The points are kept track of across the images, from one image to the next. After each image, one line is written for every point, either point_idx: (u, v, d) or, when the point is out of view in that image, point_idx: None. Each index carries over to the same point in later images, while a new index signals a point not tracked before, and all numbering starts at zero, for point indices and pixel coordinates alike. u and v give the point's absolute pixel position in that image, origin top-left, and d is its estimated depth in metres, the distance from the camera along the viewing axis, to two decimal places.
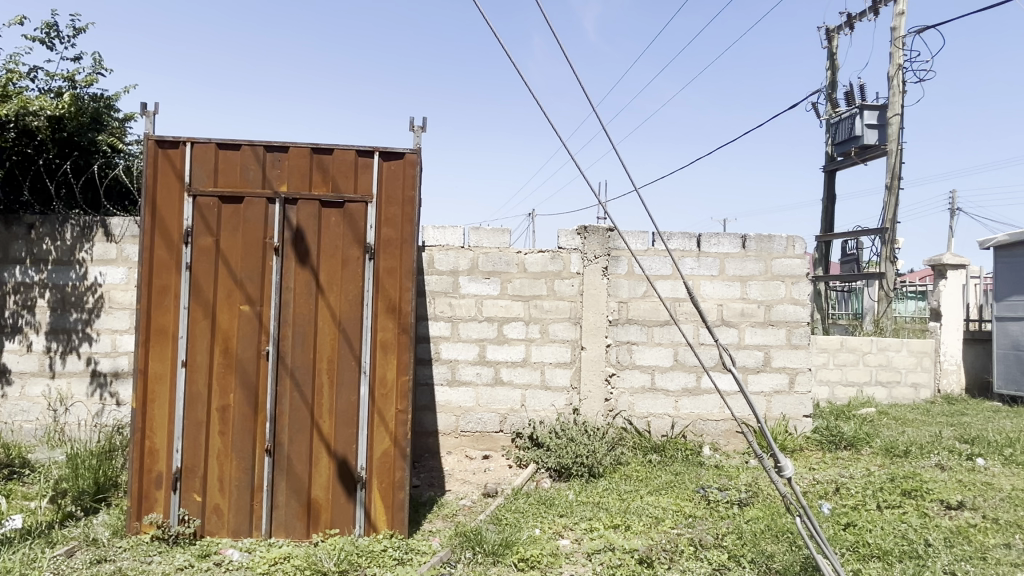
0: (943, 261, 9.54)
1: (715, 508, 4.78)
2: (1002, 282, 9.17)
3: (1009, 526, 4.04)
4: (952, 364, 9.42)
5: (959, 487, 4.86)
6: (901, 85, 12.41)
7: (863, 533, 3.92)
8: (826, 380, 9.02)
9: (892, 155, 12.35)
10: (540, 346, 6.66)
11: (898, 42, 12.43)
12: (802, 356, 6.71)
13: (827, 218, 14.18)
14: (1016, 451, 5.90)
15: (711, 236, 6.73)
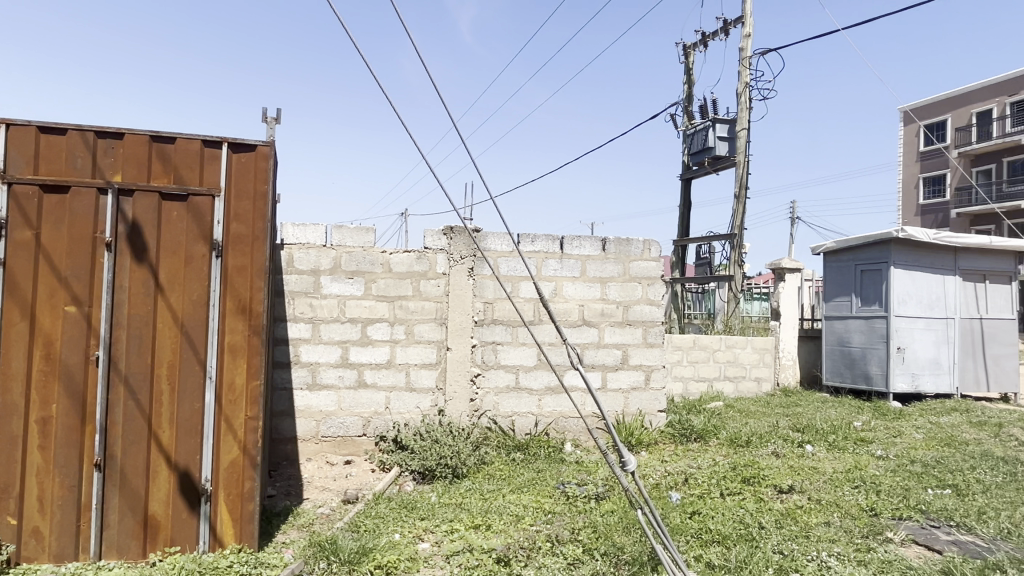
0: (782, 265, 10.37)
1: (574, 503, 4.90)
2: (830, 284, 10.11)
3: (829, 506, 4.44)
4: (790, 359, 10.27)
5: (790, 472, 5.28)
6: (747, 102, 13.39)
7: (706, 520, 4.15)
8: (680, 376, 9.54)
9: (740, 166, 13.29)
10: (405, 347, 6.55)
11: (745, 62, 13.41)
12: (657, 354, 7.05)
13: (683, 224, 15.04)
14: (839, 437, 6.52)
15: (573, 239, 6.92)
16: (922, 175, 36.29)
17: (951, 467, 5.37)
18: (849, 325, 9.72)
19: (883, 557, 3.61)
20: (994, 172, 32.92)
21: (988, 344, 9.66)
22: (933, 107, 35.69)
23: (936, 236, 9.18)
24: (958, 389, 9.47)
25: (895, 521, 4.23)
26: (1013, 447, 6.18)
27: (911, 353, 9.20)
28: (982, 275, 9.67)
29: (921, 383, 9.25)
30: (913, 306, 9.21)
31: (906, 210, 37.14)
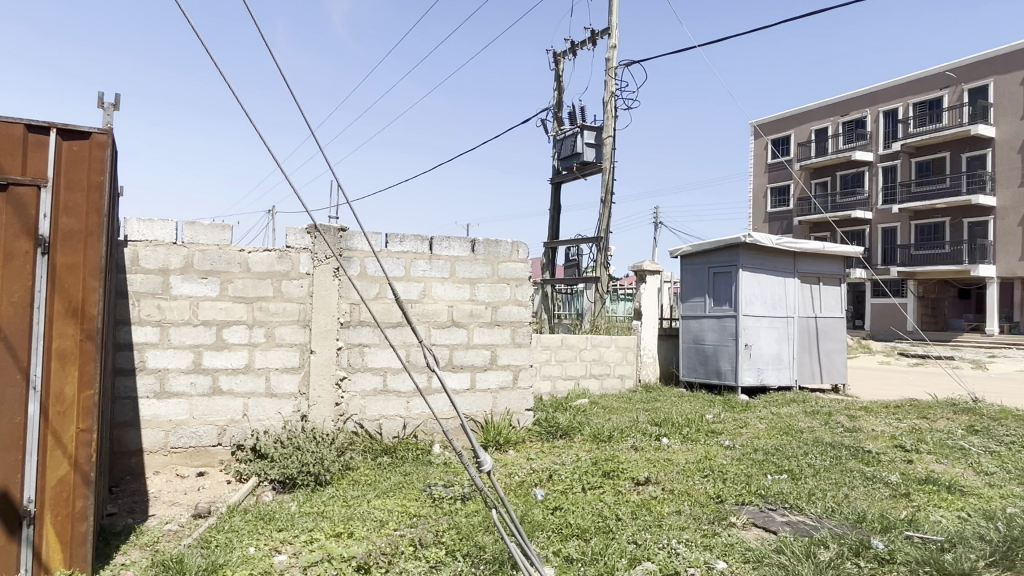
0: (643, 267, 10.86)
1: (439, 505, 4.88)
2: (687, 286, 10.72)
3: (680, 495, 4.71)
4: (650, 357, 10.79)
5: (646, 465, 5.55)
6: (613, 111, 13.95)
7: (567, 515, 4.27)
8: (549, 375, 9.76)
9: (606, 172, 13.82)
10: (264, 351, 6.26)
11: (611, 72, 13.96)
12: (524, 353, 7.21)
13: (553, 227, 15.44)
14: (692, 430, 6.94)
15: (442, 239, 6.90)
16: (769, 185, 39.45)
17: (787, 454, 5.86)
18: (703, 324, 10.36)
19: (726, 541, 3.87)
20: (829, 184, 36.38)
21: (822, 340, 10.63)
22: (778, 124, 38.88)
23: (778, 241, 9.99)
24: (797, 382, 10.35)
25: (738, 506, 4.55)
26: (840, 433, 6.85)
27: (756, 349, 9.95)
28: (816, 277, 10.62)
29: (765, 377, 10.02)
30: (759, 306, 9.97)
31: (756, 217, 40.22)
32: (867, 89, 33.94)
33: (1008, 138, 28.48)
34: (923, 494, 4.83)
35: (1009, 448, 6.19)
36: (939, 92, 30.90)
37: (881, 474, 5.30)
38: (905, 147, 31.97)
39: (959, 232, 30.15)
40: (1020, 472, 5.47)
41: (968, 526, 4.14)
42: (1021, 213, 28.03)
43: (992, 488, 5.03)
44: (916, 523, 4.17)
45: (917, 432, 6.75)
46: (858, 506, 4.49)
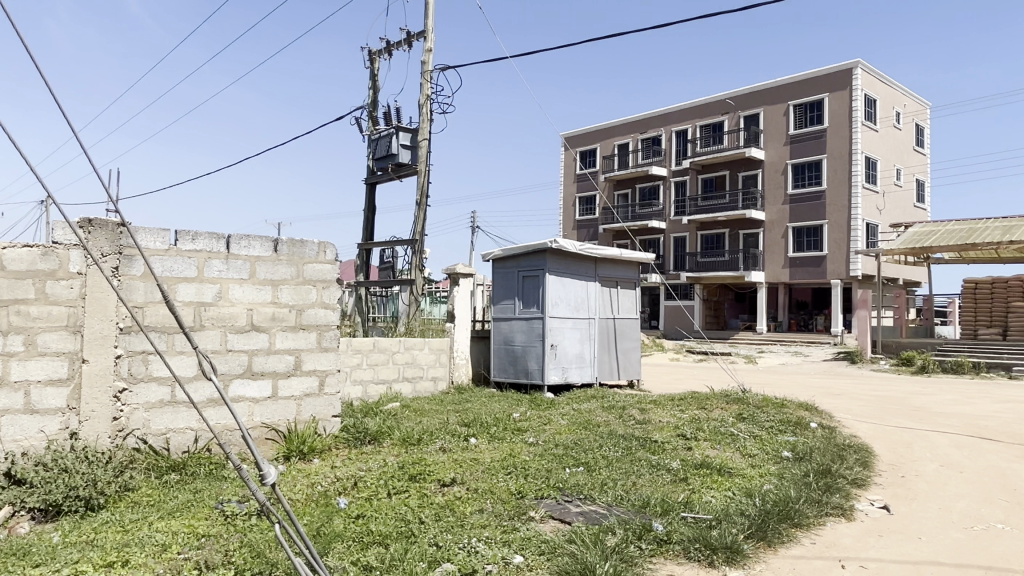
0: (456, 270, 10.96)
1: (232, 523, 4.57)
2: (497, 288, 11.00)
3: (484, 493, 4.81)
4: (463, 358, 10.93)
5: (452, 466, 5.60)
6: (428, 114, 14.01)
7: (369, 523, 4.18)
8: (359, 380, 9.55)
9: (421, 174, 13.84)
10: (23, 362, 5.46)
11: (426, 76, 14.01)
12: (331, 358, 6.99)
13: (368, 228, 15.15)
14: (499, 429, 7.13)
15: (240, 238, 6.49)
16: (578, 195, 41.89)
17: (584, 447, 6.22)
18: (513, 325, 10.70)
19: (524, 535, 4.00)
20: (630, 196, 39.40)
21: (619, 339, 11.44)
22: (586, 137, 41.38)
23: (581, 247, 10.59)
24: (597, 379, 11.04)
25: (537, 501, 4.74)
26: (632, 425, 7.40)
27: (561, 349, 10.47)
28: (615, 281, 11.41)
29: (569, 375, 10.58)
30: (563, 308, 10.50)
31: (566, 224, 42.47)
32: (662, 111, 37.23)
33: (774, 161, 32.64)
34: (698, 477, 5.36)
35: (768, 432, 7.07)
36: (721, 117, 34.67)
37: (665, 461, 5.80)
38: (693, 165, 35.42)
39: (736, 242, 33.99)
40: (775, 452, 6.28)
41: (732, 504, 4.66)
42: (783, 226, 32.23)
43: (753, 468, 5.71)
44: (690, 504, 4.62)
45: (696, 421, 7.49)
46: (643, 492, 4.88)
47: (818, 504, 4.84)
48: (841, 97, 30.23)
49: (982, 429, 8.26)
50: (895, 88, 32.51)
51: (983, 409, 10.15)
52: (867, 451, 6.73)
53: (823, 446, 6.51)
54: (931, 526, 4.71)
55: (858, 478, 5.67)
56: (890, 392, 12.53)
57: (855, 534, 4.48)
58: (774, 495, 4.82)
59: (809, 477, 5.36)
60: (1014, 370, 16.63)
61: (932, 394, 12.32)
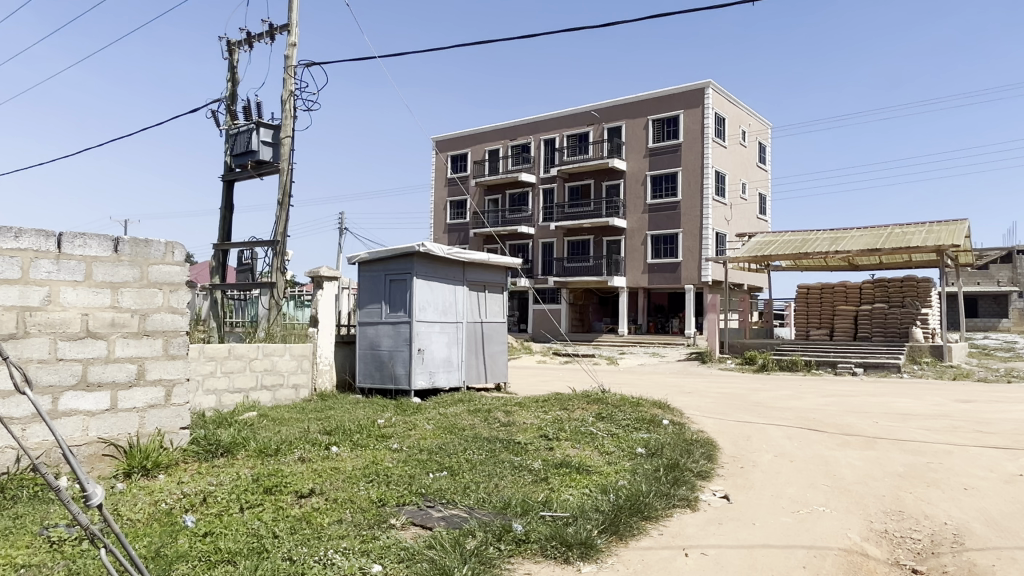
0: (320, 273, 10.59)
1: (58, 550, 4.16)
2: (363, 292, 10.76)
3: (343, 503, 4.69)
4: (326, 364, 10.60)
5: (311, 476, 5.42)
6: (292, 110, 13.48)
7: (218, 540, 3.95)
8: (213, 389, 9.02)
9: (284, 173, 13.29)
10: None
11: (290, 71, 13.49)
12: (179, 366, 6.55)
13: (225, 227, 14.33)
14: (362, 436, 6.98)
15: (74, 237, 5.95)
16: (448, 199, 41.96)
17: (448, 451, 6.24)
18: (379, 330, 10.52)
19: (384, 543, 3.96)
20: (500, 201, 39.98)
21: (487, 343, 11.56)
22: (457, 141, 41.54)
23: (449, 252, 10.61)
24: (465, 382, 11.10)
25: (398, 508, 4.69)
26: (496, 427, 7.51)
27: (429, 353, 10.43)
28: (482, 286, 11.52)
29: (436, 380, 10.56)
30: (431, 312, 10.47)
31: (436, 228, 42.39)
32: (531, 118, 38.09)
33: (635, 172, 34.32)
34: (558, 476, 5.53)
35: (624, 430, 7.42)
36: (586, 127, 35.98)
37: (527, 462, 5.93)
38: (560, 173, 36.52)
39: (600, 248, 35.39)
40: (630, 449, 6.60)
41: (589, 501, 4.85)
42: (643, 234, 33.96)
43: (609, 465, 5.97)
44: (549, 503, 4.75)
45: (559, 421, 7.72)
46: (504, 494, 4.97)
47: (666, 497, 5.15)
48: (695, 114, 32.37)
49: (810, 421, 9.13)
50: (741, 109, 35.25)
51: (812, 403, 11.22)
52: (712, 445, 7.22)
53: (674, 442, 6.93)
54: (764, 512, 5.15)
55: (703, 470, 6.08)
56: (735, 389, 13.55)
57: (698, 523, 4.81)
58: (627, 490, 5.07)
59: (660, 472, 5.69)
60: (838, 367, 18.54)
61: (770, 390, 13.46)
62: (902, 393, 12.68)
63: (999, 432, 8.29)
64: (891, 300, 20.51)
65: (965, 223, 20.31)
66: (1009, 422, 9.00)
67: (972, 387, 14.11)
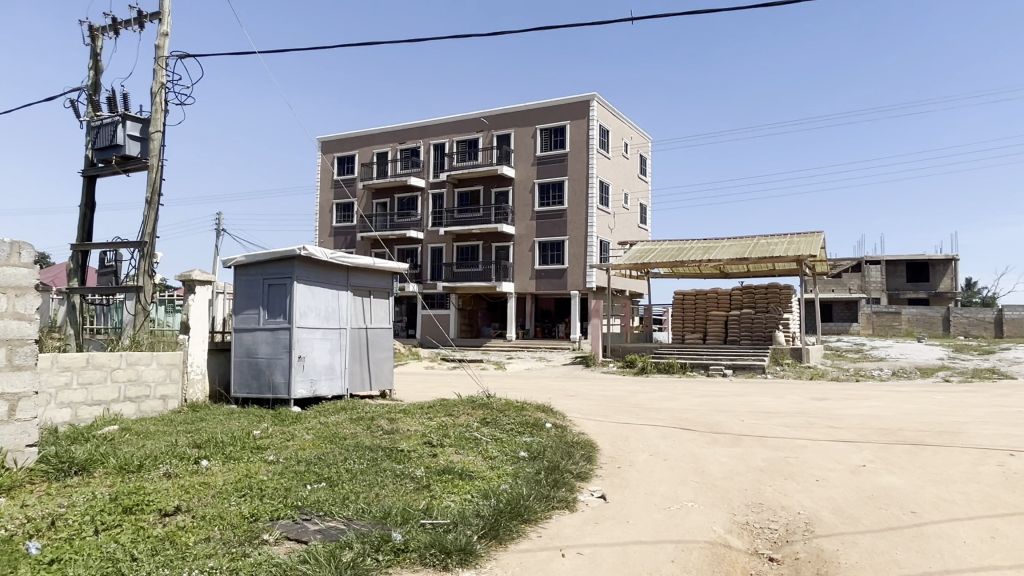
0: (192, 277, 9.96)
1: None
2: (239, 296, 10.26)
3: (210, 520, 4.45)
4: (198, 373, 10.03)
5: (177, 492, 5.10)
6: (162, 103, 12.68)
7: (67, 568, 3.63)
8: (67, 402, 8.29)
9: (152, 170, 12.49)
10: None
11: (161, 62, 12.68)
12: (26, 379, 6.00)
13: (85, 226, 13.25)
14: (236, 448, 6.65)
15: None
16: (335, 201, 40.92)
17: (328, 462, 6.07)
18: (257, 337, 10.08)
19: (255, 560, 3.79)
20: (388, 205, 39.44)
21: (372, 349, 11.35)
22: (344, 142, 40.59)
23: (332, 256, 10.34)
24: (348, 390, 10.85)
25: (272, 522, 4.50)
26: (379, 435, 7.39)
27: (310, 360, 10.11)
28: (367, 291, 11.30)
29: (318, 388, 10.25)
30: (313, 318, 10.16)
31: (322, 231, 41.20)
32: (420, 123, 37.86)
33: (523, 179, 34.88)
34: (440, 483, 5.51)
35: (508, 434, 7.51)
36: (475, 134, 36.17)
37: (409, 469, 5.87)
38: (449, 178, 36.51)
39: (488, 254, 35.67)
40: (513, 453, 6.68)
41: (470, 506, 4.87)
42: (530, 241, 34.55)
43: (492, 470, 6.02)
44: (430, 511, 4.73)
45: (443, 428, 7.69)
46: (384, 503, 4.89)
47: (546, 499, 5.27)
48: (580, 125, 33.38)
49: (683, 421, 9.62)
50: (623, 122, 36.69)
51: (685, 403, 11.83)
52: (591, 446, 7.45)
53: (555, 445, 7.09)
54: (638, 509, 5.37)
55: (582, 472, 6.26)
56: (615, 391, 14.04)
57: (575, 523, 4.95)
58: (508, 494, 5.13)
59: (540, 475, 5.80)
60: (710, 368, 19.65)
61: (648, 391, 14.05)
62: (766, 393, 13.62)
63: (846, 426, 9.09)
64: (757, 306, 21.96)
65: (821, 235, 22.12)
66: (854, 417, 9.90)
67: (824, 386, 15.39)
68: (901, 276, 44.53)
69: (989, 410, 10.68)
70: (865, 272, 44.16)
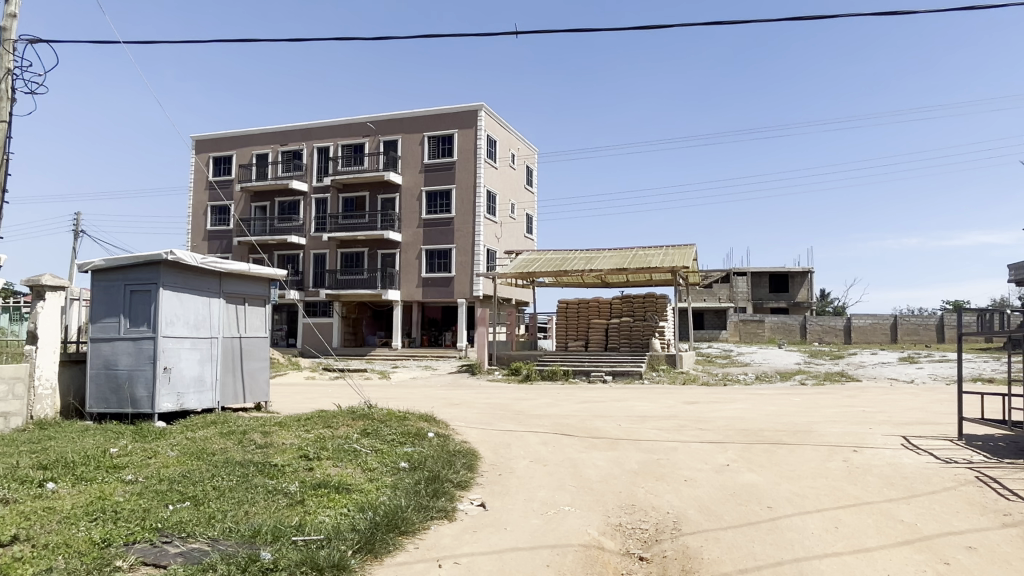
0: (41, 281, 9.09)
1: None
2: (96, 304, 9.48)
3: (55, 548, 4.07)
4: (46, 388, 9.18)
5: (16, 520, 4.62)
6: (8, 92, 11.54)
7: None
8: None
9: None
10: None
11: (7, 46, 11.55)
12: None
13: None
14: (88, 468, 6.12)
15: None
16: (209, 203, 38.80)
17: (194, 479, 5.72)
18: (116, 347, 9.35)
19: None
20: (268, 209, 37.88)
21: (247, 359, 10.84)
22: (221, 142, 38.61)
23: (203, 261, 9.78)
24: (219, 403, 10.30)
25: (126, 548, 4.18)
26: (251, 450, 7.05)
27: (177, 372, 9.51)
28: (242, 298, 10.78)
29: (185, 401, 9.66)
30: (180, 327, 9.57)
31: (194, 234, 38.93)
32: (303, 125, 36.68)
33: (410, 186, 34.57)
34: (315, 498, 5.33)
35: (389, 445, 7.39)
36: (361, 139, 35.47)
37: (282, 485, 5.64)
38: (333, 183, 35.60)
39: (374, 261, 35.04)
40: (393, 464, 6.58)
41: (346, 521, 4.75)
42: (417, 248, 34.28)
43: (370, 482, 5.90)
44: (303, 527, 4.57)
45: (320, 440, 7.45)
46: (254, 521, 4.69)
47: (424, 510, 5.23)
48: (468, 134, 33.55)
49: (564, 427, 9.84)
50: (510, 133, 37.24)
51: (567, 410, 12.12)
52: (473, 454, 7.47)
53: (436, 454, 7.05)
54: (516, 516, 5.44)
55: (463, 480, 6.26)
56: (500, 399, 14.17)
57: (453, 533, 4.95)
58: (386, 507, 5.06)
59: (419, 485, 5.75)
60: (592, 375, 20.26)
61: (531, 399, 14.28)
62: (642, 398, 14.20)
63: (713, 428, 9.66)
64: (635, 314, 22.86)
65: (694, 248, 23.39)
66: (720, 420, 10.54)
67: (695, 391, 16.25)
68: (764, 287, 47.93)
69: (838, 410, 11.68)
70: (733, 283, 47.10)
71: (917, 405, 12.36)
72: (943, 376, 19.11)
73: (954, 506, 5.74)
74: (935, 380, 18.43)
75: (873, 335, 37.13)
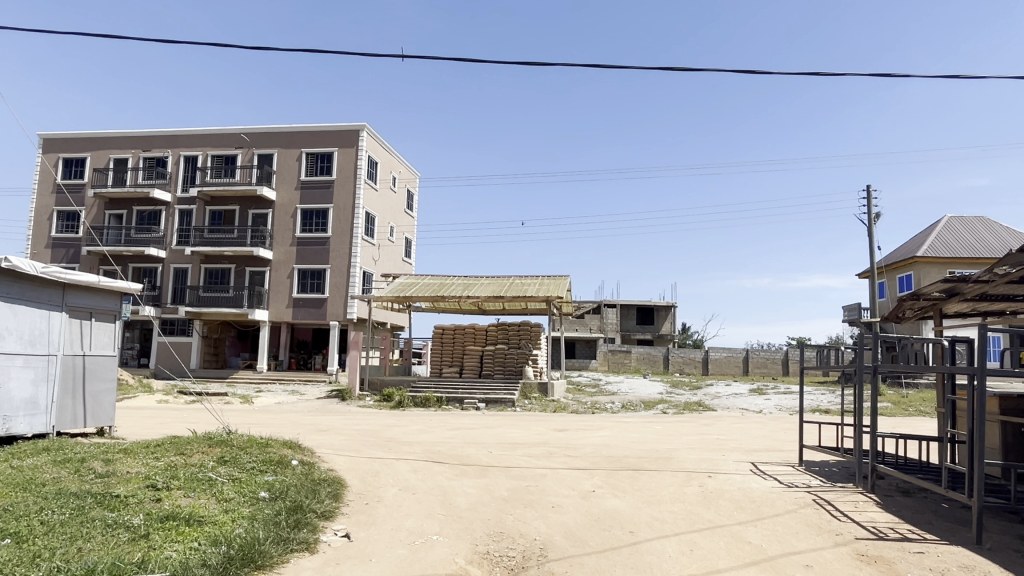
0: None
1: None
2: None
3: None
4: None
5: None
6: None
7: None
8: None
9: None
10: None
11: None
12: None
13: None
14: None
15: None
16: (56, 208, 35.54)
17: (18, 513, 5.09)
18: None
19: None
20: (124, 218, 35.20)
21: (90, 381, 9.90)
22: (72, 142, 35.57)
23: (43, 270, 8.91)
24: (54, 428, 9.32)
25: None
26: (89, 480, 6.40)
27: (4, 393, 8.53)
28: (88, 312, 9.87)
29: (12, 426, 8.67)
30: (12, 342, 8.61)
31: (35, 241, 35.40)
32: (169, 131, 34.54)
33: (284, 203, 33.38)
34: (161, 531, 4.92)
35: (248, 474, 6.97)
36: (233, 150, 33.84)
37: (125, 517, 5.17)
38: (200, 195, 33.76)
39: (241, 278, 33.39)
40: (252, 494, 6.21)
41: (194, 555, 4.44)
42: (289, 267, 32.99)
43: (226, 513, 5.53)
44: (145, 564, 4.23)
45: (171, 469, 6.91)
46: (88, 558, 4.25)
47: (284, 542, 4.99)
48: (349, 154, 32.95)
49: (435, 454, 9.74)
50: (392, 155, 36.93)
51: (438, 437, 12.00)
52: (339, 483, 7.21)
53: (300, 483, 6.75)
54: (382, 546, 5.29)
55: (327, 510, 6.03)
56: (370, 425, 13.79)
57: (315, 566, 4.77)
58: (241, 539, 4.78)
59: (280, 516, 5.47)
60: (465, 403, 20.21)
61: (403, 425, 14.03)
62: (514, 425, 14.36)
63: (580, 455, 9.92)
64: (510, 342, 23.13)
65: (568, 279, 24.12)
66: (585, 446, 10.83)
67: (565, 418, 16.66)
68: (632, 319, 50.15)
69: (696, 437, 12.36)
70: (603, 314, 49.10)
71: (763, 433, 13.35)
72: (787, 406, 20.73)
73: (794, 527, 6.22)
74: (780, 411, 19.97)
75: (727, 367, 39.63)
